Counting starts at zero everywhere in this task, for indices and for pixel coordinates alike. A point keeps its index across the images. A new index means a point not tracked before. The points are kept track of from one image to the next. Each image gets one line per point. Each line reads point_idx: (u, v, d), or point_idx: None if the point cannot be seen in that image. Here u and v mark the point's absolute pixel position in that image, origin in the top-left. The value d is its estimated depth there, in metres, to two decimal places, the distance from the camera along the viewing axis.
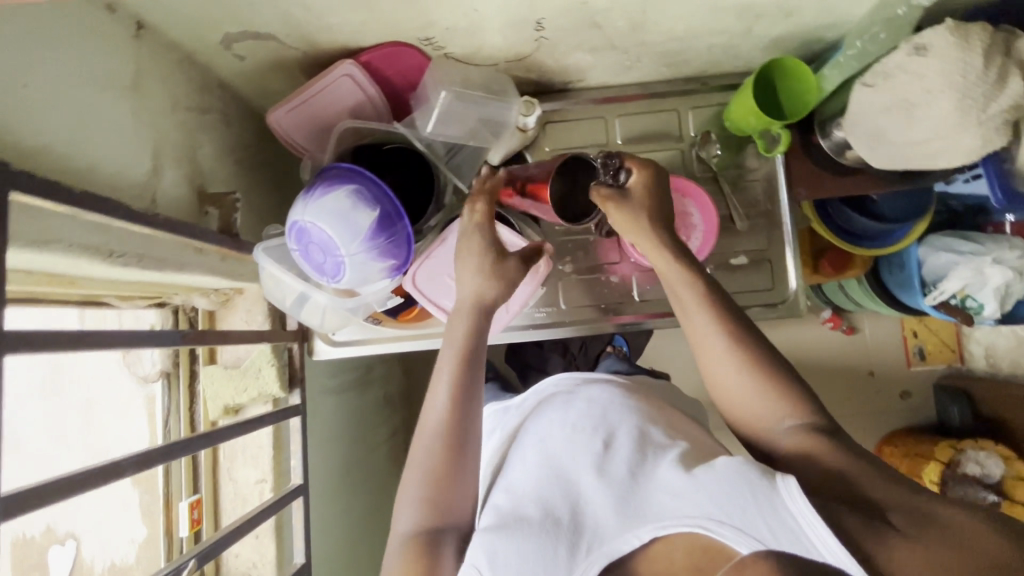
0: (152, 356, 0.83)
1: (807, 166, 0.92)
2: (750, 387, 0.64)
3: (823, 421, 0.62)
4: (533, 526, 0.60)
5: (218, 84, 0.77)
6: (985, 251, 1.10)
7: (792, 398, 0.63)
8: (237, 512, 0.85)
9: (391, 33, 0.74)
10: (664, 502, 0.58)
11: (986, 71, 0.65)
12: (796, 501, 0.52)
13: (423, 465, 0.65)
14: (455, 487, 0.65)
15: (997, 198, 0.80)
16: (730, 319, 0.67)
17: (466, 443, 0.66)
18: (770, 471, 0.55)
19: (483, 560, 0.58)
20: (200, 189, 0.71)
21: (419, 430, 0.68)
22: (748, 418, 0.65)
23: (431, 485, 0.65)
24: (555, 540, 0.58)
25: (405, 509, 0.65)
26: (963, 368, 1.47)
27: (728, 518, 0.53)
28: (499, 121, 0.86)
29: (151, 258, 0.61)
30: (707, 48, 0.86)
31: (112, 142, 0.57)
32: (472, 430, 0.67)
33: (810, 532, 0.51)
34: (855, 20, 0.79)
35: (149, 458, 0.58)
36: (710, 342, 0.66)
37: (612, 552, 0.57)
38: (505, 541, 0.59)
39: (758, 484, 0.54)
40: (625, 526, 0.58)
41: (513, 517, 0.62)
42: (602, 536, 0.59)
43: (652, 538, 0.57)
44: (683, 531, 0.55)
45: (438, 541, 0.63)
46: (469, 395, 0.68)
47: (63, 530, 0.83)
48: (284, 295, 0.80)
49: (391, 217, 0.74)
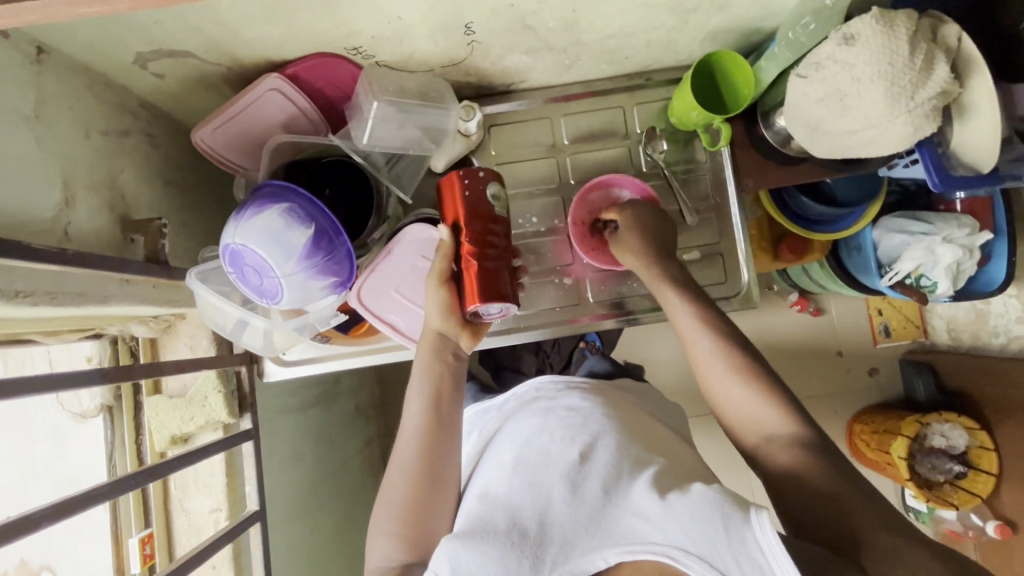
0: (90, 392, 0.80)
1: (752, 156, 0.92)
2: (745, 398, 0.68)
3: (812, 438, 0.64)
4: (497, 535, 0.62)
5: (138, 105, 0.74)
6: (935, 231, 1.11)
7: (784, 411, 0.66)
8: (194, 542, 0.82)
9: (315, 44, 0.72)
10: (636, 526, 0.60)
11: (912, 58, 0.66)
12: (766, 535, 0.54)
13: (395, 501, 0.72)
14: (424, 521, 0.71)
15: (933, 180, 0.75)
16: (728, 338, 0.71)
17: (434, 479, 0.73)
18: (744, 504, 0.58)
19: (445, 570, 0.61)
20: (123, 217, 0.68)
21: (392, 466, 0.75)
22: (741, 427, 0.69)
23: (401, 519, 0.71)
24: (518, 554, 0.60)
25: (380, 543, 0.71)
26: (927, 342, 1.50)
27: (696, 549, 0.55)
28: (438, 128, 0.84)
29: (65, 295, 0.58)
30: (645, 44, 0.85)
31: (9, 175, 0.54)
32: (443, 467, 0.74)
33: (776, 567, 0.53)
34: (787, 10, 0.79)
35: (70, 506, 0.55)
36: (711, 359, 0.70)
37: (578, 570, 0.59)
38: (470, 550, 0.61)
39: (732, 518, 0.56)
40: (592, 547, 0.60)
41: (481, 525, 0.65)
42: (568, 550, 0.60)
43: (618, 561, 0.59)
44: (650, 558, 0.57)
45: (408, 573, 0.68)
46: (442, 432, 0.75)
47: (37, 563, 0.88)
48: (225, 320, 0.75)
49: (328, 235, 0.72)
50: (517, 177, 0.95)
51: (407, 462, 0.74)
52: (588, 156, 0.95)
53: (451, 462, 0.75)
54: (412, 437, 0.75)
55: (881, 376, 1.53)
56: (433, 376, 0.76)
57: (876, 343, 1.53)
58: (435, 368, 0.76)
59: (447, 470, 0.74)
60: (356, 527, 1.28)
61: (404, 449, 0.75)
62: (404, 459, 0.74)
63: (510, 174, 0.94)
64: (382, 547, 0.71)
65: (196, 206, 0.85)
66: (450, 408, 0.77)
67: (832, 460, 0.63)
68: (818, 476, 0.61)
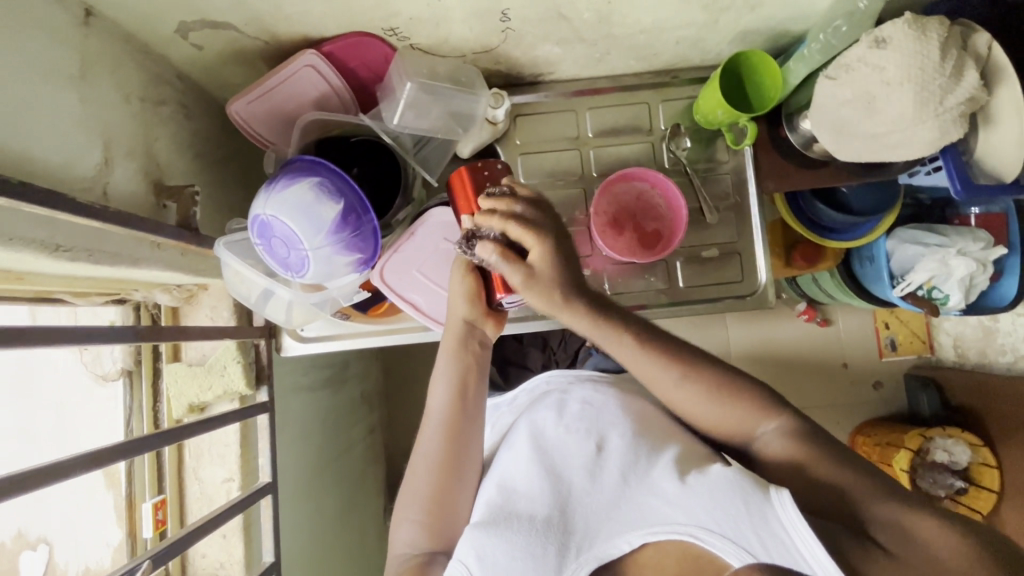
0: (112, 354, 0.81)
1: (775, 158, 0.93)
2: (706, 401, 0.69)
3: (799, 423, 0.66)
4: (524, 524, 0.64)
5: (175, 75, 0.75)
6: (951, 243, 1.11)
7: (757, 403, 0.68)
8: (204, 511, 0.84)
9: (354, 23, 0.73)
10: (659, 507, 0.62)
11: (942, 64, 0.67)
12: (788, 513, 0.54)
13: (418, 493, 0.73)
14: (446, 511, 0.73)
15: (956, 188, 0.76)
16: (674, 351, 0.69)
17: (457, 469, 0.74)
18: (763, 484, 0.58)
19: (471, 560, 0.62)
20: (157, 182, 0.69)
21: (413, 459, 0.75)
22: (726, 431, 0.70)
23: (424, 508, 0.72)
24: (544, 540, 0.62)
25: (404, 532, 0.73)
26: (933, 358, 1.50)
27: (718, 527, 0.57)
28: (466, 113, 0.85)
29: (101, 253, 0.59)
30: (676, 41, 0.86)
31: (57, 132, 0.55)
32: (467, 456, 0.75)
33: (799, 543, 0.53)
34: (819, 13, 0.80)
35: (101, 456, 0.57)
36: (660, 375, 0.68)
37: (603, 556, 0.62)
38: (498, 540, 0.63)
39: (752, 496, 0.57)
40: (616, 531, 0.63)
41: (505, 515, 0.66)
42: (591, 537, 0.63)
43: (642, 543, 0.61)
44: (675, 538, 0.59)
45: (432, 561, 0.69)
46: (467, 423, 0.76)
47: (34, 535, 0.84)
48: (249, 291, 0.78)
49: (356, 211, 0.73)
50: (540, 167, 0.95)
51: (430, 453, 0.74)
52: (611, 149, 0.96)
53: (475, 453, 0.76)
54: (434, 429, 0.75)
55: (885, 390, 1.53)
56: (460, 367, 0.76)
57: (881, 356, 1.53)
58: (464, 358, 0.76)
59: (468, 461, 0.75)
60: (357, 511, 1.29)
61: (426, 441, 0.75)
62: (427, 449, 0.75)
63: (533, 163, 0.95)
64: (405, 535, 0.72)
65: (223, 179, 0.86)
66: (474, 400, 0.77)
67: (828, 443, 0.63)
68: (821, 466, 0.61)
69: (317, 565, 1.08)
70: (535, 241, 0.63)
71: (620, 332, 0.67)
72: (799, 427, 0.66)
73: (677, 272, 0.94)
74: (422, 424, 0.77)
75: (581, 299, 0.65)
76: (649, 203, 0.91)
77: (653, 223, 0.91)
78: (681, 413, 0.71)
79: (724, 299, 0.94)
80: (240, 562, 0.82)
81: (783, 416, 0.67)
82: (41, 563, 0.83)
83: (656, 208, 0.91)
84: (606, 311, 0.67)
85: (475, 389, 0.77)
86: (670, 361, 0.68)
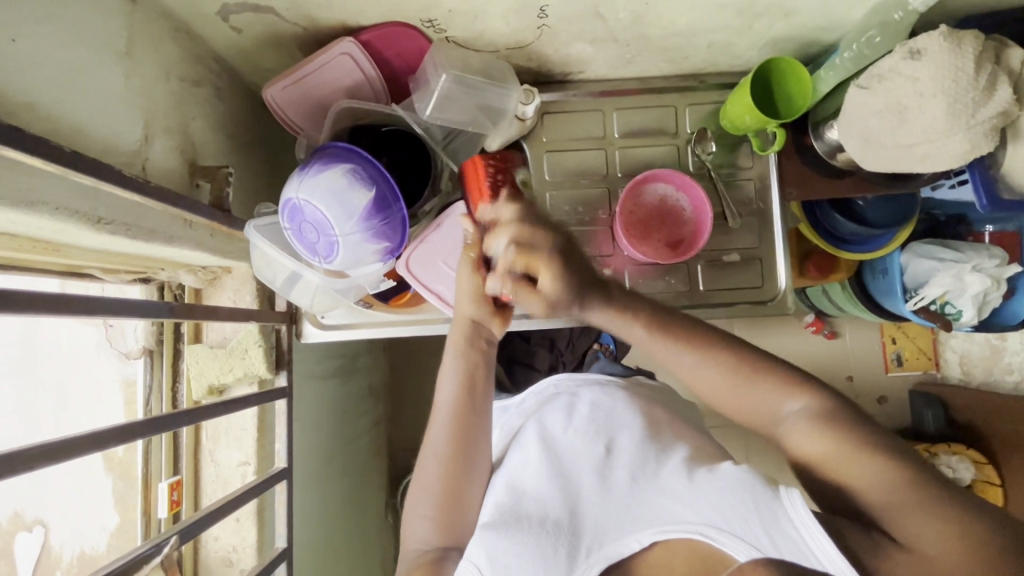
0: (135, 332, 0.82)
1: (797, 166, 0.93)
2: (723, 381, 0.64)
3: (827, 402, 0.60)
4: (533, 526, 0.63)
5: (211, 57, 0.76)
6: (966, 259, 1.10)
7: (779, 380, 0.63)
8: (218, 494, 0.85)
9: (394, 12, 0.73)
10: (669, 506, 0.61)
11: (976, 78, 0.68)
12: (797, 510, 0.54)
13: (428, 488, 0.73)
14: (458, 508, 0.72)
15: (981, 203, 0.80)
16: (688, 332, 0.66)
17: (466, 465, 0.74)
18: (773, 485, 0.58)
19: (484, 561, 0.62)
20: (191, 162, 0.70)
21: (423, 454, 0.76)
22: (747, 414, 0.65)
23: (435, 504, 0.72)
24: (554, 541, 0.62)
25: (417, 528, 0.72)
26: (938, 376, 1.48)
27: (727, 525, 0.56)
28: (496, 108, 0.86)
29: (139, 229, 0.60)
30: (708, 45, 0.86)
31: (102, 107, 0.55)
32: (477, 449, 0.75)
33: (811, 542, 0.52)
34: (851, 23, 0.80)
35: (133, 431, 0.55)
36: (678, 356, 0.66)
37: (613, 555, 0.60)
38: (508, 541, 0.62)
39: (762, 495, 0.57)
40: (626, 531, 0.62)
41: (515, 515, 0.65)
42: (602, 537, 0.62)
43: (652, 542, 0.60)
44: (683, 536, 0.58)
45: (444, 557, 0.69)
46: (476, 417, 0.76)
47: (30, 517, 0.84)
48: (275, 274, 0.79)
49: (386, 200, 0.73)
50: (565, 165, 0.96)
51: (439, 449, 0.74)
52: (637, 150, 0.96)
53: (484, 448, 0.76)
54: (443, 423, 0.75)
55: (889, 406, 1.49)
56: (467, 364, 0.76)
57: (887, 370, 1.50)
58: (471, 355, 0.76)
59: (477, 456, 0.75)
60: (362, 502, 1.29)
61: (434, 436, 0.75)
62: (436, 446, 0.75)
63: (559, 161, 0.96)
64: (417, 531, 0.72)
65: (251, 163, 0.86)
66: (482, 396, 0.77)
67: (871, 437, 0.57)
68: (865, 461, 0.55)
69: (323, 554, 1.09)
70: (541, 266, 0.63)
71: (632, 320, 0.66)
72: (828, 406, 0.60)
73: (698, 276, 0.95)
74: (431, 419, 0.77)
75: (591, 293, 0.65)
76: (677, 206, 0.91)
77: (678, 227, 0.91)
78: (697, 393, 0.67)
79: (742, 304, 0.94)
80: (253, 546, 0.83)
81: (809, 394, 0.62)
82: (36, 547, 0.84)
83: (683, 211, 0.91)
84: (607, 294, 0.66)
85: (484, 384, 0.77)
86: (685, 342, 0.65)
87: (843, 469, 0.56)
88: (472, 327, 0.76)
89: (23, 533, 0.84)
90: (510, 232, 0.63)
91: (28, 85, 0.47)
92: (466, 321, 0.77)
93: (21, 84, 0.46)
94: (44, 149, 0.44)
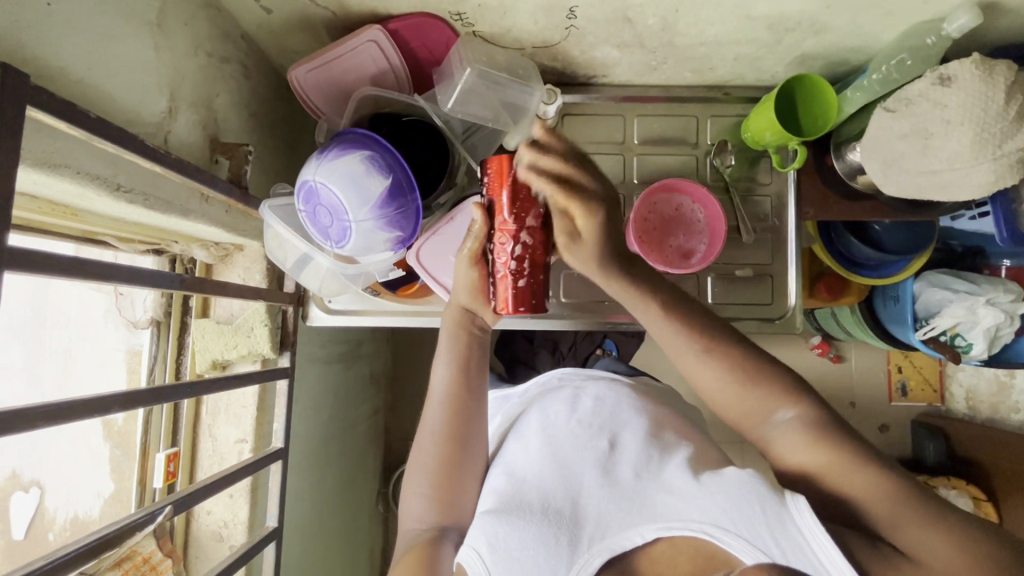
0: (144, 303, 0.84)
1: (817, 186, 0.92)
2: (722, 377, 0.64)
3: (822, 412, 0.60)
4: (533, 514, 0.62)
5: (240, 34, 0.76)
6: (980, 292, 1.07)
7: (780, 386, 0.62)
8: (214, 468, 0.86)
9: (424, 4, 0.73)
10: (671, 503, 0.61)
11: (1006, 107, 0.66)
12: (806, 519, 0.52)
13: (425, 467, 0.72)
14: (456, 487, 0.72)
15: (1002, 237, 0.80)
16: (696, 328, 0.66)
17: (463, 444, 0.73)
18: (779, 490, 0.56)
19: (484, 545, 0.60)
20: (213, 137, 0.70)
21: (419, 433, 0.75)
22: (739, 413, 0.64)
23: (433, 482, 0.71)
24: (557, 530, 0.61)
25: (413, 508, 0.71)
26: (943, 408, 1.47)
27: (734, 527, 0.55)
28: (518, 104, 0.86)
29: (156, 199, 0.60)
30: (735, 58, 0.86)
31: (130, 77, 0.56)
32: (471, 429, 0.74)
33: (818, 550, 0.51)
34: (882, 45, 0.80)
35: (138, 398, 0.56)
36: (680, 348, 0.66)
37: (615, 547, 0.60)
38: (508, 526, 0.61)
39: (768, 501, 0.54)
40: (629, 524, 0.62)
41: (515, 503, 0.65)
42: (604, 529, 0.62)
43: (656, 537, 0.60)
44: (688, 534, 0.58)
45: (443, 537, 0.68)
46: (467, 396, 0.75)
47: (29, 478, 0.81)
48: (285, 256, 0.80)
49: (402, 187, 0.73)
50: None
51: (435, 428, 0.73)
52: (656, 159, 0.96)
53: (482, 427, 0.75)
54: (438, 396, 0.75)
55: (891, 433, 1.48)
56: (456, 345, 0.76)
57: (890, 399, 1.49)
58: (463, 339, 0.76)
59: (473, 440, 0.74)
60: (354, 489, 1.29)
61: (432, 411, 0.74)
62: (432, 425, 0.74)
63: None
64: (414, 510, 0.71)
65: (271, 143, 0.87)
66: (474, 374, 0.76)
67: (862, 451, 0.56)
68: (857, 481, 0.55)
69: (313, 538, 1.09)
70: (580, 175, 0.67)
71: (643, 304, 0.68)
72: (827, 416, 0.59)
73: (708, 288, 0.94)
74: (425, 400, 0.76)
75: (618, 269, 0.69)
76: (689, 218, 0.91)
77: (690, 239, 0.91)
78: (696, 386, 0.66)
79: (751, 320, 0.94)
80: (244, 523, 0.84)
81: (821, 406, 0.61)
82: (29, 509, 0.81)
83: (694, 224, 0.91)
84: (641, 283, 0.69)
85: (477, 361, 0.76)
86: (689, 336, 0.65)
87: (832, 476, 0.56)
88: (465, 313, 0.77)
89: (18, 495, 0.80)
90: (549, 163, 0.66)
91: (60, 49, 0.47)
92: (458, 309, 0.77)
93: (52, 47, 0.46)
94: (72, 113, 0.44)
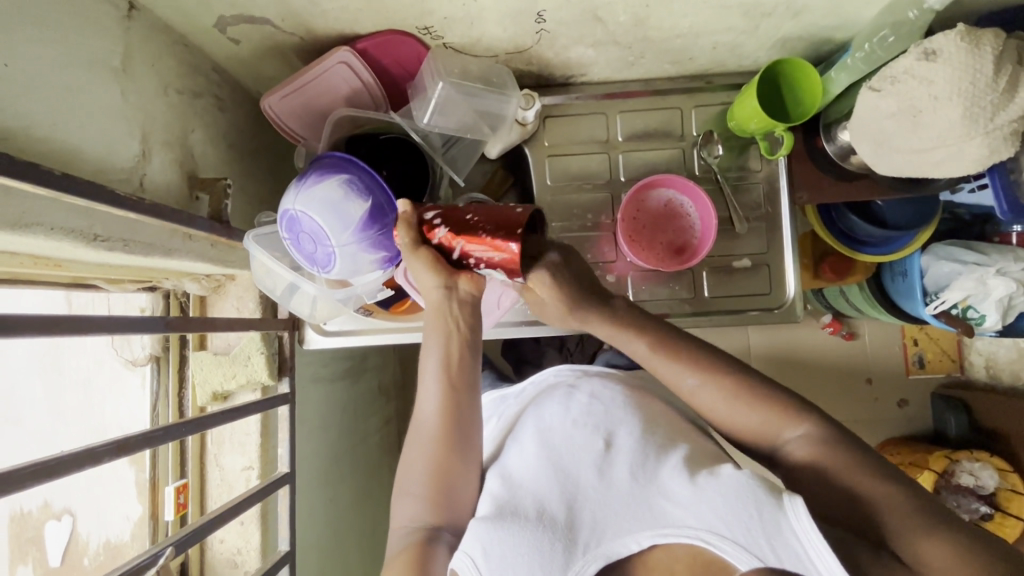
0: (141, 341, 0.85)
1: (809, 168, 0.90)
2: (726, 407, 0.65)
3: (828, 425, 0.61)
4: (529, 521, 0.61)
5: (212, 67, 0.76)
6: (988, 262, 1.02)
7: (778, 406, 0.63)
8: (223, 497, 0.88)
9: (392, 21, 0.73)
10: (668, 509, 0.59)
11: (995, 80, 0.63)
12: (800, 522, 0.52)
13: (418, 467, 0.69)
14: (450, 486, 0.68)
15: (1002, 210, 0.78)
16: (694, 358, 0.67)
17: (461, 440, 0.69)
18: (777, 490, 0.56)
19: (478, 555, 0.59)
20: (191, 174, 0.71)
21: (413, 427, 0.72)
22: (749, 433, 0.65)
23: (425, 484, 0.68)
24: (552, 537, 0.59)
25: (406, 505, 0.69)
26: (963, 377, 1.42)
27: (731, 532, 0.54)
28: (496, 114, 0.85)
29: (136, 243, 0.61)
30: (713, 47, 0.84)
31: (97, 125, 0.56)
32: (465, 423, 0.70)
33: (811, 553, 0.51)
34: (864, 22, 0.77)
35: (129, 444, 0.56)
36: (683, 382, 0.66)
37: (611, 553, 0.58)
38: (504, 532, 0.60)
39: (765, 505, 0.54)
40: (625, 530, 0.59)
41: (510, 509, 0.63)
42: (599, 534, 0.60)
43: (651, 544, 0.58)
44: (684, 541, 0.56)
45: (435, 537, 0.66)
46: (458, 395, 0.69)
47: (59, 506, 0.88)
48: (274, 284, 0.79)
49: (382, 209, 0.73)
50: (566, 169, 0.94)
51: (428, 425, 0.70)
52: (643, 155, 0.94)
53: (478, 423, 0.71)
54: (431, 395, 0.69)
55: (910, 408, 1.44)
56: (442, 335, 0.67)
57: (907, 373, 1.44)
58: (452, 332, 0.67)
59: (471, 435, 0.70)
60: (370, 501, 1.30)
61: (426, 394, 0.69)
62: (425, 422, 0.70)
63: (561, 165, 0.94)
64: (406, 510, 0.69)
65: (252, 171, 0.87)
66: (468, 367, 0.69)
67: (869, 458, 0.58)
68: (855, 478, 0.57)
69: (330, 554, 1.09)
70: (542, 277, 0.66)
71: (635, 334, 0.67)
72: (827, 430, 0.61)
73: (703, 282, 0.93)
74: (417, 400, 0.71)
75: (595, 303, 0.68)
76: (680, 211, 0.89)
77: (681, 233, 0.90)
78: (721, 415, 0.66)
79: (752, 311, 0.92)
80: (257, 549, 0.85)
81: (809, 425, 0.63)
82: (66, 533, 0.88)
83: (686, 217, 0.89)
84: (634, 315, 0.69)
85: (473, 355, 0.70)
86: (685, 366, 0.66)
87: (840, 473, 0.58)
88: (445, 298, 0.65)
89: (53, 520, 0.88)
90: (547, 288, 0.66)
91: (22, 109, 0.48)
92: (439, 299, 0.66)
93: (14, 106, 0.47)
94: (34, 173, 0.45)
